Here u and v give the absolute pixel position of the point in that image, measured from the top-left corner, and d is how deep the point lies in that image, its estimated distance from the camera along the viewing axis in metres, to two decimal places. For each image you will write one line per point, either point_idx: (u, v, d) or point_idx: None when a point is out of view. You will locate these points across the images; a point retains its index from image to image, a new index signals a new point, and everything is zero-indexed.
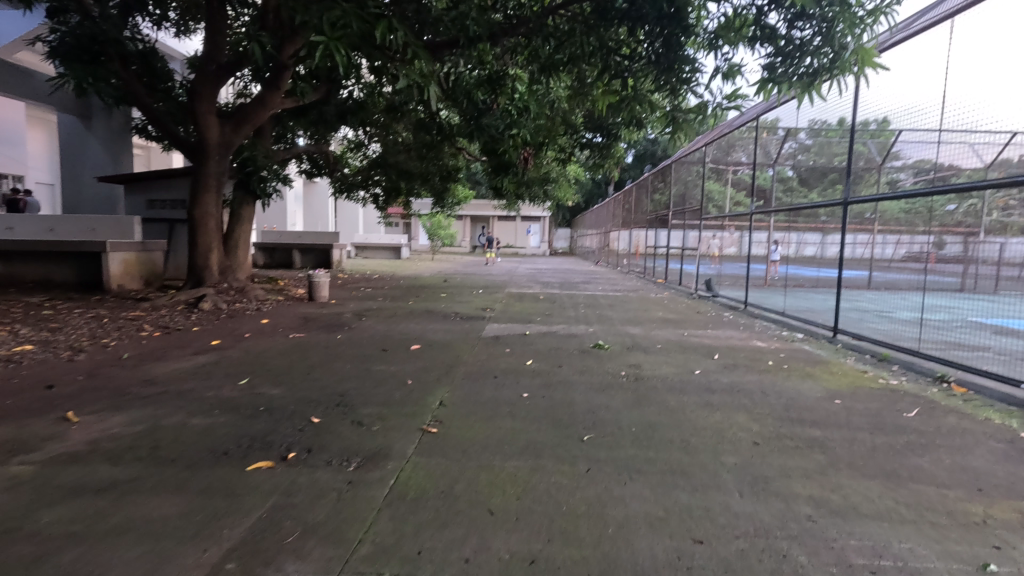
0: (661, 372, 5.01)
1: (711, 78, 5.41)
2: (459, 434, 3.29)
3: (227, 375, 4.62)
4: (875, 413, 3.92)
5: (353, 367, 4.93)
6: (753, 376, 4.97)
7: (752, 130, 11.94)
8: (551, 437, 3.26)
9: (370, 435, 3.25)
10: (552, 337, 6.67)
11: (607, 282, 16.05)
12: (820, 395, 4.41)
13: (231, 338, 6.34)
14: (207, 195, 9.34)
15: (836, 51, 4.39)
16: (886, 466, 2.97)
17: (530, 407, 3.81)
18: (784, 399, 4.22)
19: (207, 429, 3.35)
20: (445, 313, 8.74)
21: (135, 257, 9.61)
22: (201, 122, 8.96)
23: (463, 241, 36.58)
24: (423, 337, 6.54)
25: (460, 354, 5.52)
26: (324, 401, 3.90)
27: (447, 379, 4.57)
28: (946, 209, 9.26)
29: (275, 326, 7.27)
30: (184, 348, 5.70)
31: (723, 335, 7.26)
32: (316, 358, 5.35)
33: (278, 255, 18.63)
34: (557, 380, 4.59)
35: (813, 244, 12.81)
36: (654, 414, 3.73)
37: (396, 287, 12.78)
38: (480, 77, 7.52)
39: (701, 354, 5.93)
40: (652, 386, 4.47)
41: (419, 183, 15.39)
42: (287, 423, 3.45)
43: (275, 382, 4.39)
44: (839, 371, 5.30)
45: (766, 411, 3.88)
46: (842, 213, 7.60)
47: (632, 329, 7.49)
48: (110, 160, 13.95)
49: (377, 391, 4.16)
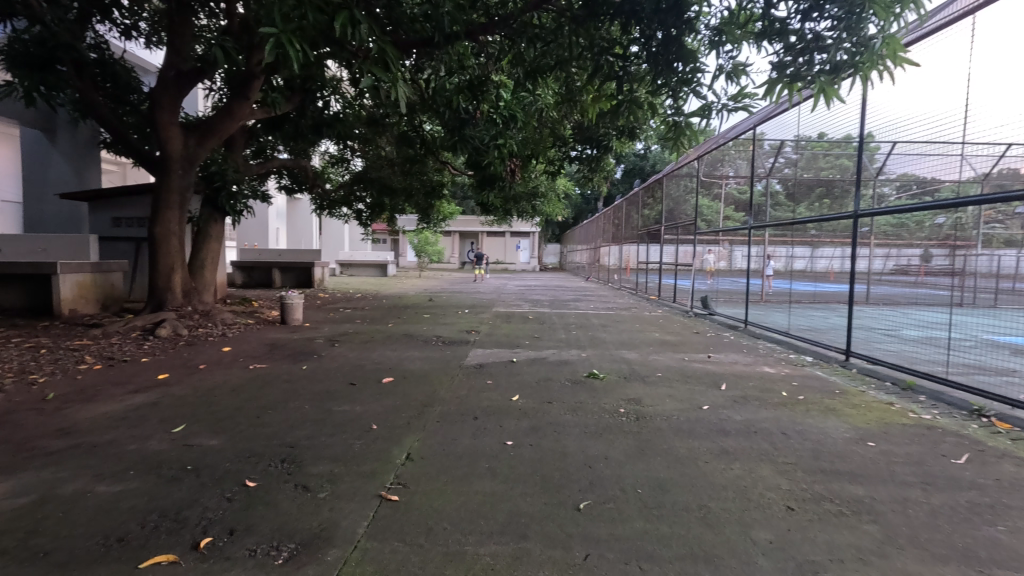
0: (666, 409, 4.40)
1: (713, 79, 4.92)
2: (425, 503, 2.66)
3: (161, 421, 3.95)
4: (920, 461, 3.34)
5: (312, 409, 4.26)
6: (769, 412, 4.38)
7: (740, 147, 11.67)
8: (538, 505, 2.65)
9: (313, 507, 2.61)
10: (541, 365, 6.05)
11: (599, 300, 15.47)
12: (849, 436, 3.82)
13: (183, 371, 5.67)
14: (169, 211, 8.65)
15: (861, 42, 3.85)
16: (957, 541, 2.38)
17: (515, 461, 3.19)
18: (810, 443, 3.64)
19: (109, 499, 2.69)
20: (426, 337, 8.10)
21: (91, 279, 8.90)
22: (161, 133, 8.33)
23: (451, 258, 35.95)
24: (398, 367, 5.89)
25: (438, 389, 4.89)
26: (268, 457, 3.25)
27: (419, 422, 3.93)
28: (935, 223, 9.06)
29: (237, 355, 6.59)
30: (123, 385, 5.01)
31: (727, 360, 6.68)
32: (272, 396, 4.67)
33: (257, 274, 17.96)
34: (548, 422, 3.97)
35: (806, 258, 12.31)
36: (663, 468, 3.13)
37: (378, 308, 12.15)
38: (460, 83, 6.96)
39: (706, 383, 5.35)
40: (657, 429, 3.86)
41: (403, 199, 14.80)
42: (213, 490, 2.79)
43: (214, 430, 3.72)
44: (863, 404, 4.73)
45: (794, 460, 3.29)
46: (853, 228, 6.84)
47: (628, 354, 6.89)
48: (75, 175, 13.30)
49: (334, 441, 3.51)
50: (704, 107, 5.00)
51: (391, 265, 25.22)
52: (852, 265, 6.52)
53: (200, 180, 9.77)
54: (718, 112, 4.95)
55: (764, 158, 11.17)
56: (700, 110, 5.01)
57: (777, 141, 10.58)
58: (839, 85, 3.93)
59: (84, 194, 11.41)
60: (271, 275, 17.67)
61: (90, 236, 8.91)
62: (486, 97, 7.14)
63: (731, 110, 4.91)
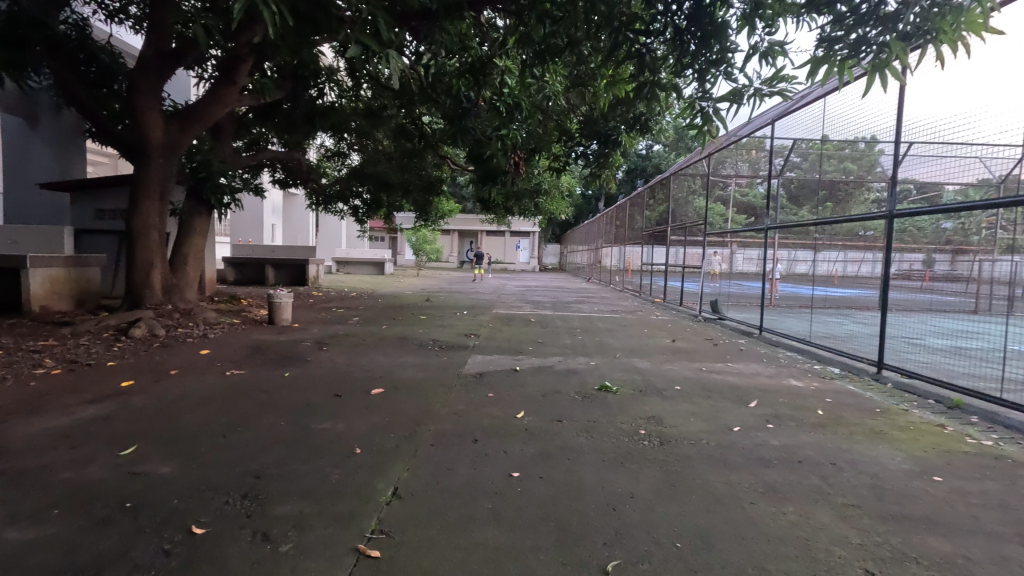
0: (692, 431, 3.85)
1: (747, 60, 4.40)
2: (415, 560, 2.13)
3: (110, 440, 3.40)
4: (1002, 504, 2.81)
5: (287, 426, 3.71)
6: (810, 436, 3.84)
7: (740, 149, 11.36)
8: (556, 566, 2.11)
9: (271, 566, 2.07)
10: (546, 375, 5.51)
11: (602, 302, 14.94)
12: (910, 468, 3.29)
13: (151, 378, 5.12)
14: (148, 202, 8.11)
15: (936, 5, 3.35)
16: None
17: (524, 501, 2.66)
18: (868, 479, 3.10)
19: (14, 552, 2.15)
20: (421, 340, 7.57)
21: (64, 273, 8.33)
22: (141, 119, 7.79)
23: (450, 257, 35.34)
24: (389, 375, 5.34)
25: (433, 403, 4.34)
26: (226, 491, 2.70)
27: (410, 445, 3.39)
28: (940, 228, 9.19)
29: (214, 359, 6.04)
30: (79, 394, 4.45)
31: (748, 371, 6.15)
32: (244, 409, 4.13)
33: (249, 270, 17.40)
34: (559, 446, 3.43)
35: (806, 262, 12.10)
36: (702, 514, 2.59)
37: (373, 308, 11.61)
38: (461, 66, 6.46)
39: (730, 399, 4.80)
40: (685, 457, 3.32)
41: (401, 195, 14.25)
42: (148, 540, 2.24)
43: (168, 454, 3.17)
44: (911, 426, 4.19)
45: (855, 503, 2.75)
46: (887, 232, 6.05)
47: (640, 362, 6.36)
48: (58, 167, 12.78)
49: (308, 470, 2.97)
50: (736, 90, 4.47)
51: (389, 263, 24.63)
52: (886, 269, 5.96)
53: (185, 170, 9.23)
54: (753, 97, 4.41)
55: (763, 161, 10.86)
56: (731, 94, 4.48)
57: (784, 143, 10.07)
58: (912, 54, 3.41)
59: (67, 184, 10.84)
60: (264, 272, 17.14)
61: (64, 227, 8.41)
62: (489, 83, 6.65)
63: (768, 94, 4.38)
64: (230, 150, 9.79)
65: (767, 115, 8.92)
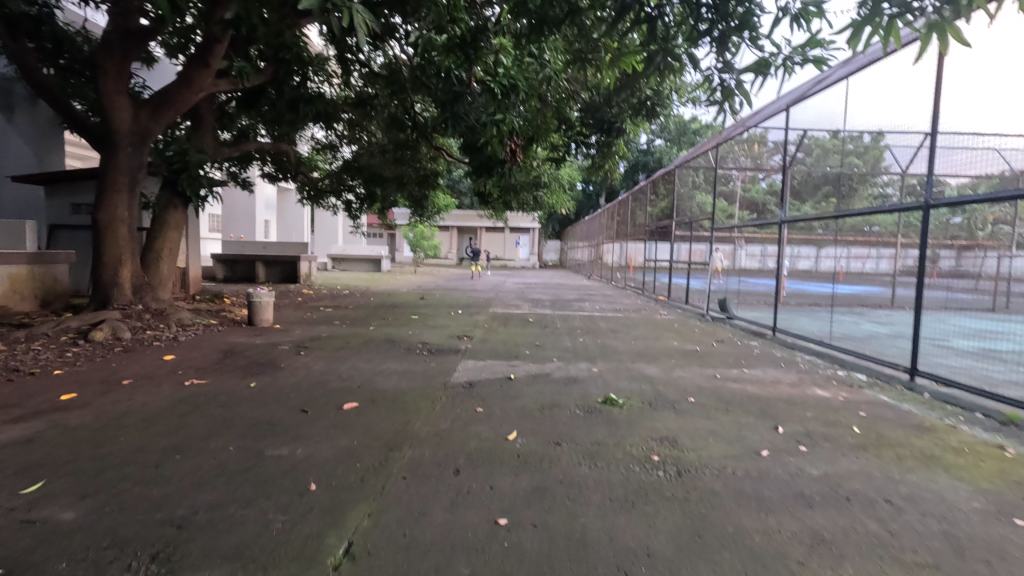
0: (715, 458, 3.27)
1: (776, 23, 3.77)
2: None
3: (20, 472, 2.84)
4: None
5: (236, 452, 3.15)
6: (852, 462, 3.27)
7: (746, 141, 10.81)
8: None
9: None
10: (544, 384, 4.92)
11: (604, 300, 14.35)
12: (982, 506, 2.72)
13: (99, 389, 4.54)
14: (116, 194, 7.51)
15: None
16: None
17: (512, 562, 2.10)
18: (935, 524, 2.52)
19: None
20: (410, 343, 6.99)
21: (27, 271, 7.75)
22: (106, 104, 7.20)
23: (448, 253, 34.62)
24: (368, 385, 4.77)
25: (412, 421, 3.76)
26: (136, 550, 2.13)
27: (379, 478, 2.83)
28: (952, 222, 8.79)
29: (177, 365, 5.48)
30: (10, 409, 3.89)
31: (767, 379, 5.55)
32: (194, 428, 3.57)
33: (240, 267, 16.82)
34: (558, 479, 2.87)
35: (812, 258, 12.44)
36: None
37: (364, 307, 11.05)
38: (450, 41, 5.86)
39: (753, 414, 4.22)
40: (710, 493, 2.75)
41: (394, 189, 13.60)
42: None
43: (80, 493, 2.61)
44: (966, 448, 3.62)
45: (930, 563, 2.18)
46: (923, 224, 5.42)
47: (648, 369, 5.78)
48: (35, 160, 12.09)
49: (245, 517, 2.40)
50: (762, 60, 3.80)
51: (386, 260, 24.06)
52: (920, 266, 5.32)
53: (159, 161, 8.64)
54: (782, 68, 3.76)
55: (767, 154, 10.36)
56: (756, 64, 3.81)
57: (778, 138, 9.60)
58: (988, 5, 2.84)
59: (40, 177, 10.26)
60: (255, 269, 16.54)
61: (26, 221, 7.82)
62: (480, 60, 6.05)
63: (799, 65, 3.75)
64: (210, 141, 9.21)
65: (782, 100, 8.38)
